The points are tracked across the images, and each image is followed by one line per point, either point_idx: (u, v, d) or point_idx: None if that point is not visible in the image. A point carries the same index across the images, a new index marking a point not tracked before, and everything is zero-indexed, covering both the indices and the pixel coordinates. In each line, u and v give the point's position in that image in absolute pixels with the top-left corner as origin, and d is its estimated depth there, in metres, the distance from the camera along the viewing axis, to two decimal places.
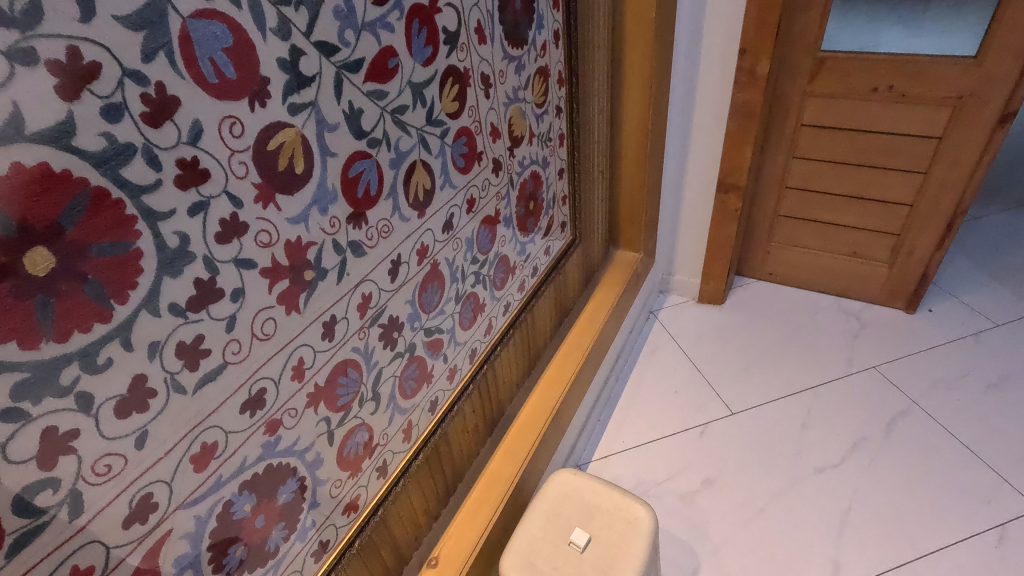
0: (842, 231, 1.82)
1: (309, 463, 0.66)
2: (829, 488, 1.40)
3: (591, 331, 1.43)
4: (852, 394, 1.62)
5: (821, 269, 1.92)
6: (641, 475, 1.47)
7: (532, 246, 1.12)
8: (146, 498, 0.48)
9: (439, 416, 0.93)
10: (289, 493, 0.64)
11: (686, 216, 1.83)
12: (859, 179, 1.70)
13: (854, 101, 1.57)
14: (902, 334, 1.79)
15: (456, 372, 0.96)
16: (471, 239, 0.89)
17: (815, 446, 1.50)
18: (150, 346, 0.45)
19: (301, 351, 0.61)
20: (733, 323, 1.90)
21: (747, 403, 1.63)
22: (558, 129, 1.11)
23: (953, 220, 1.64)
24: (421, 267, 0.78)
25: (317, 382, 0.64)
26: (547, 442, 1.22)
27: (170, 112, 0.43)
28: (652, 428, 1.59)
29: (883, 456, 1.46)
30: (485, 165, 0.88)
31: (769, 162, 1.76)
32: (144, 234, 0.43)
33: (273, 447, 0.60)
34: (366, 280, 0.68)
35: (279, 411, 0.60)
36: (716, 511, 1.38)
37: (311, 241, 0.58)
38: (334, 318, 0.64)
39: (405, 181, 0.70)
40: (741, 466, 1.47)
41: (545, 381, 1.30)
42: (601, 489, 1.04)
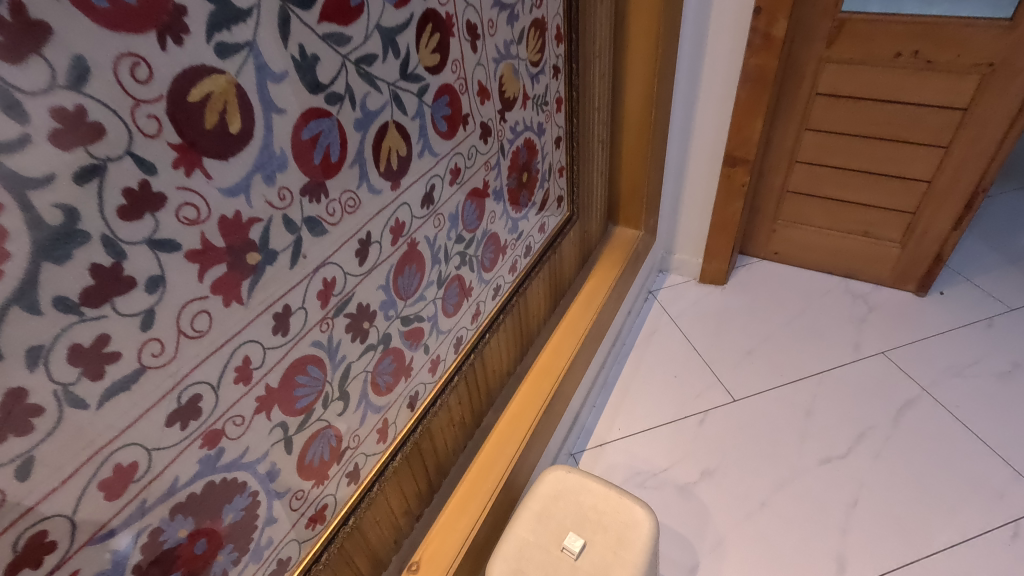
0: (854, 209, 1.72)
1: (263, 476, 0.57)
2: (834, 480, 1.34)
3: (587, 314, 1.34)
4: (859, 381, 1.55)
5: (829, 248, 1.82)
6: (637, 465, 1.40)
7: (525, 223, 1.01)
8: (39, 536, 0.39)
9: (420, 412, 0.83)
10: (238, 512, 0.55)
11: (689, 191, 1.72)
12: (875, 154, 1.59)
13: (875, 69, 1.46)
14: (911, 318, 1.71)
15: (440, 363, 0.86)
16: (456, 215, 0.79)
17: (820, 436, 1.43)
18: (30, 352, 0.35)
19: (247, 349, 0.51)
20: (735, 305, 1.82)
21: (749, 389, 1.55)
22: (555, 92, 0.99)
23: (972, 198, 1.54)
24: (396, 248, 0.68)
25: (269, 383, 0.54)
26: (539, 435, 1.13)
27: (36, 43, 0.32)
28: (649, 415, 1.51)
29: (891, 447, 1.39)
30: (472, 130, 0.77)
31: (779, 134, 1.65)
32: (8, 207, 0.32)
33: (214, 462, 0.51)
34: (328, 263, 0.58)
35: (220, 421, 0.50)
36: (716, 503, 1.32)
37: (254, 217, 0.48)
38: (288, 309, 0.54)
39: (374, 147, 0.60)
40: (742, 456, 1.40)
41: (538, 369, 1.21)
42: (596, 489, 0.97)
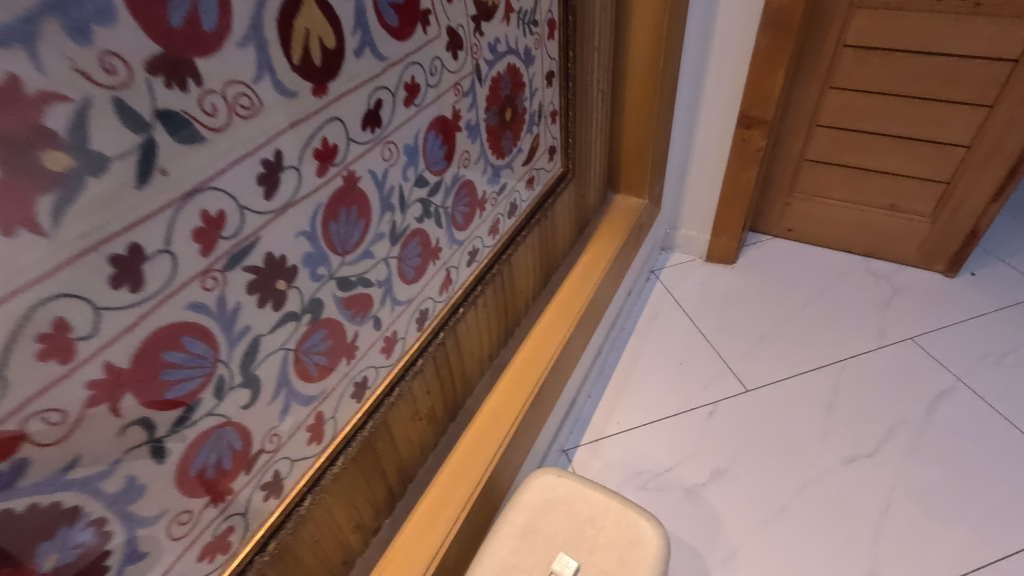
0: (880, 179, 1.55)
1: (113, 497, 0.40)
2: (862, 481, 1.18)
3: (584, 291, 1.16)
4: (886, 369, 1.38)
5: (851, 224, 1.65)
6: (638, 463, 1.24)
7: (509, 174, 0.83)
8: None
9: (371, 404, 0.66)
10: (68, 551, 0.38)
11: (698, 157, 1.54)
12: (908, 116, 1.42)
13: (914, 14, 1.27)
14: (940, 300, 1.55)
15: (398, 343, 0.68)
16: (416, 149, 0.60)
17: (845, 431, 1.26)
18: None
19: (61, 308, 0.33)
20: (746, 286, 1.65)
21: (763, 378, 1.39)
22: (547, 12, 0.81)
23: (1017, 166, 1.37)
24: (326, 182, 0.50)
25: (112, 362, 0.37)
26: (525, 430, 0.96)
27: None
28: (651, 406, 1.35)
29: (925, 444, 1.23)
30: (436, 35, 0.59)
31: (799, 94, 1.47)
32: None
33: (11, 482, 0.33)
34: (210, 189, 0.39)
35: (14, 419, 0.32)
36: (728, 508, 1.15)
37: (52, 93, 0.30)
38: (138, 251, 0.36)
39: (281, 22, 0.41)
40: (757, 454, 1.24)
41: (526, 353, 1.04)
42: (592, 497, 0.80)
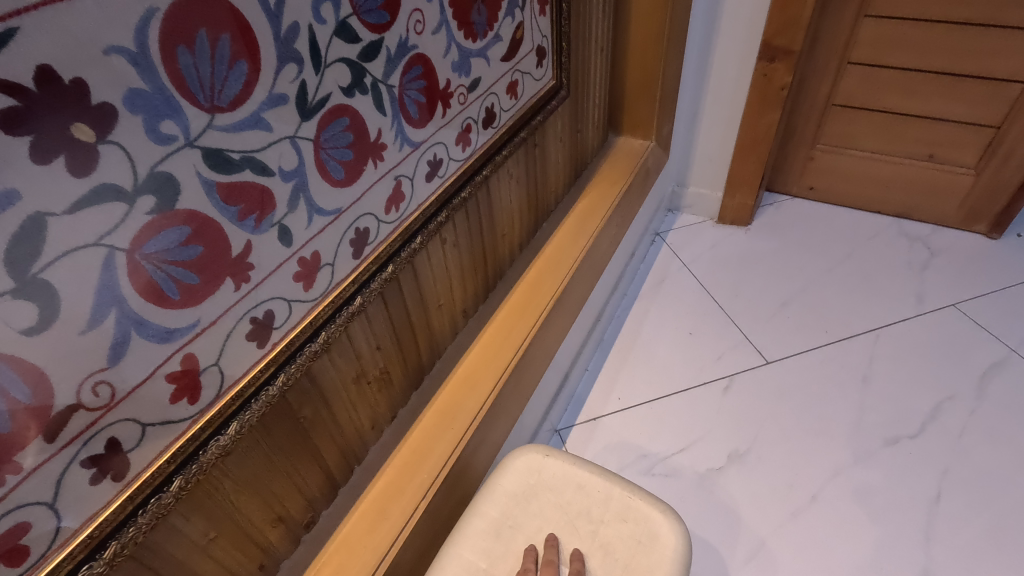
0: (918, 125, 1.36)
1: None
2: (907, 465, 1.00)
3: (579, 240, 0.98)
4: (927, 339, 1.20)
5: (882, 179, 1.47)
6: (643, 445, 1.06)
7: (483, 67, 0.64)
8: None
9: (285, 352, 0.48)
10: None
11: (712, 99, 1.35)
12: (955, 47, 1.23)
13: None
14: (984, 264, 1.37)
15: (323, 270, 0.50)
16: None
17: (884, 408, 1.09)
18: None
19: None
20: (764, 249, 1.46)
21: (786, 349, 1.21)
22: None
23: None
24: None
25: None
26: (508, 400, 0.79)
27: None
28: (659, 381, 1.17)
29: (978, 423, 1.06)
30: None
31: (829, 23, 1.28)
32: None
33: None
34: None
35: None
36: (751, 496, 0.98)
37: None
38: None
39: None
40: (783, 433, 1.06)
41: (510, 309, 0.86)
42: (588, 484, 0.64)
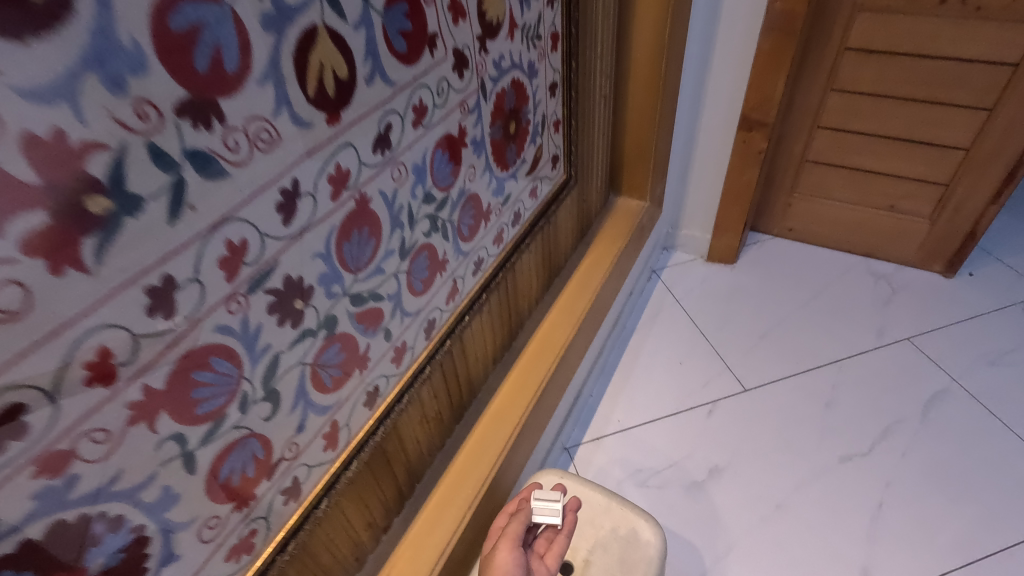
0: (880, 180, 1.56)
1: (149, 504, 0.43)
2: (858, 479, 1.20)
3: (585, 294, 1.18)
4: (884, 369, 1.40)
5: (851, 224, 1.66)
6: (639, 461, 1.27)
7: (513, 184, 0.85)
8: None
9: (382, 410, 0.69)
10: (112, 554, 0.41)
11: (699, 158, 1.56)
12: (908, 118, 1.43)
13: (917, 18, 1.28)
14: (939, 301, 1.56)
15: (406, 352, 0.71)
16: (424, 167, 0.62)
17: (842, 430, 1.29)
18: None
19: (104, 337, 0.36)
20: (746, 285, 1.67)
21: (762, 377, 1.41)
22: (551, 24, 0.82)
23: (1016, 169, 1.38)
24: (341, 204, 0.52)
25: (147, 383, 0.40)
26: (529, 430, 1.00)
27: None
28: (653, 405, 1.37)
29: (921, 443, 1.25)
30: (443, 57, 0.60)
31: (802, 94, 1.48)
32: None
33: (63, 496, 0.36)
34: (234, 219, 0.42)
35: (66, 439, 0.36)
36: (728, 504, 1.18)
37: (94, 144, 0.32)
38: (171, 281, 0.39)
39: (298, 60, 0.43)
40: (755, 452, 1.26)
41: (530, 355, 1.07)
42: (594, 498, 0.84)
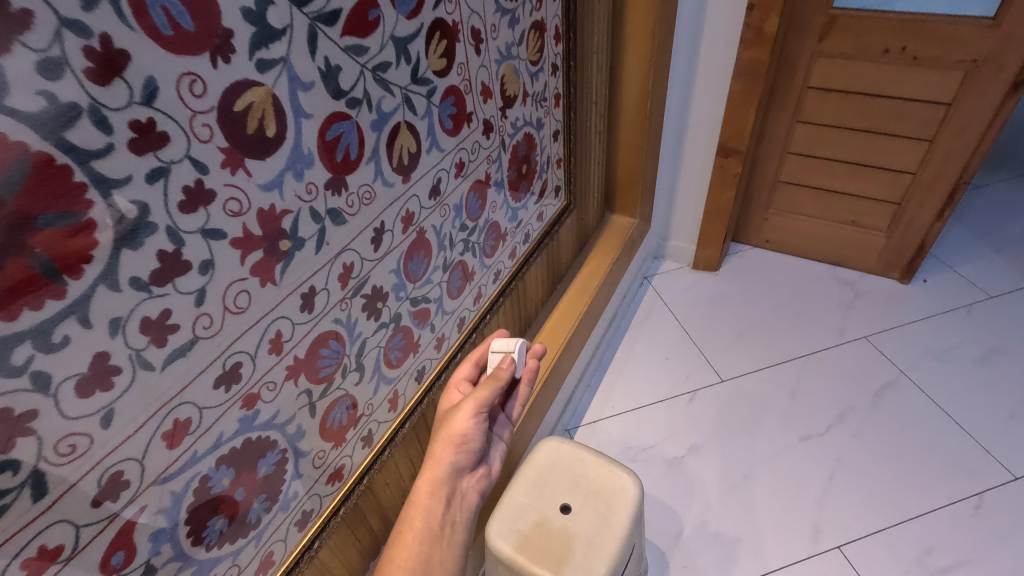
0: (843, 199, 1.78)
1: (290, 435, 0.65)
2: (814, 456, 1.42)
3: (583, 297, 1.41)
4: (842, 363, 1.62)
5: (819, 237, 1.89)
6: (629, 440, 1.49)
7: (524, 212, 1.09)
8: (116, 476, 0.47)
9: (426, 385, 0.91)
10: (269, 466, 0.63)
11: (684, 180, 1.78)
12: (863, 146, 1.65)
13: (865, 63, 1.51)
14: (895, 304, 1.78)
15: (444, 341, 0.94)
16: (460, 205, 0.86)
17: (802, 415, 1.50)
18: (111, 322, 0.42)
19: (279, 324, 0.58)
20: (727, 291, 1.88)
21: (737, 370, 1.63)
22: (553, 88, 1.06)
23: (955, 190, 1.60)
24: (407, 235, 0.75)
25: (297, 354, 0.62)
26: (536, 409, 1.22)
27: (120, 68, 0.38)
28: (641, 394, 1.59)
29: (870, 425, 1.47)
30: (476, 127, 0.84)
31: (771, 125, 1.71)
32: (97, 204, 0.39)
33: (251, 422, 0.59)
34: (347, 250, 0.65)
35: (256, 385, 0.58)
36: (703, 476, 1.40)
37: (286, 209, 0.55)
38: (313, 289, 0.62)
39: (388, 145, 0.66)
40: (728, 433, 1.48)
41: (537, 348, 1.29)
42: (588, 458, 1.05)
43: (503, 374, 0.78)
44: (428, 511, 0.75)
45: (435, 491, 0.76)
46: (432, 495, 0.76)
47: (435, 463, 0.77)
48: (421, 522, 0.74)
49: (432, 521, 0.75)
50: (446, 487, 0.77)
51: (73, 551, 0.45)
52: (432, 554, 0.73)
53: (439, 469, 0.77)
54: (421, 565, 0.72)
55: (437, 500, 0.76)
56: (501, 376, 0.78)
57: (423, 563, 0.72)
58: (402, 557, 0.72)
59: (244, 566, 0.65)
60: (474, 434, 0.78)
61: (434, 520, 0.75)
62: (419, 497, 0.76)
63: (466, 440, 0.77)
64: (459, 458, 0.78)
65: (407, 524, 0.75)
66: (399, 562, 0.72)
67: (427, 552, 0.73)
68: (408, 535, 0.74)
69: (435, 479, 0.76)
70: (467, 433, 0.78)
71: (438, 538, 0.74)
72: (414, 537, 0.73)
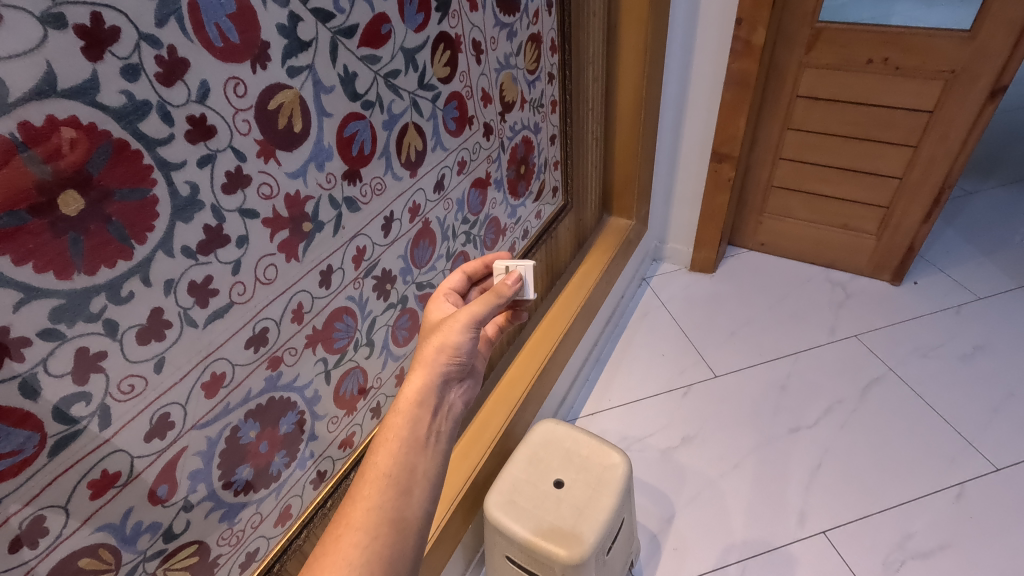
0: (833, 203, 1.85)
1: (308, 398, 0.74)
2: (802, 446, 1.48)
3: (580, 293, 1.49)
4: (832, 360, 1.68)
5: (811, 240, 1.95)
6: (625, 430, 1.56)
7: (523, 209, 1.17)
8: (164, 417, 0.55)
9: None
10: (289, 424, 0.72)
11: (679, 185, 1.86)
12: (851, 152, 1.73)
13: (850, 73, 1.59)
14: (886, 304, 1.84)
15: None
16: (462, 200, 0.95)
17: (792, 408, 1.57)
18: (166, 283, 0.51)
19: (300, 296, 0.67)
20: (722, 291, 1.95)
21: (731, 366, 1.70)
22: (550, 95, 1.14)
23: (940, 194, 1.67)
24: (413, 225, 0.84)
25: (315, 325, 0.71)
26: (535, 395, 1.29)
27: (180, 72, 0.47)
28: (638, 388, 1.66)
29: (857, 418, 1.53)
30: (477, 129, 0.93)
31: (763, 132, 1.78)
32: (159, 182, 0.48)
33: (275, 382, 0.67)
34: (361, 234, 0.73)
35: (280, 349, 0.66)
36: (695, 464, 1.46)
37: (309, 195, 0.63)
38: (330, 268, 0.70)
39: (397, 143, 0.75)
40: (720, 424, 1.55)
41: (535, 340, 1.37)
42: (581, 438, 1.14)
43: (507, 289, 0.72)
44: (412, 417, 0.61)
45: (422, 401, 0.62)
46: (417, 404, 0.62)
47: (421, 369, 0.64)
48: (405, 429, 0.60)
49: (418, 428, 0.61)
50: (435, 396, 0.64)
51: (127, 479, 0.53)
52: (416, 462, 0.59)
53: (428, 377, 0.64)
54: (403, 472, 0.58)
55: (425, 408, 0.62)
56: (505, 290, 0.71)
57: (407, 471, 0.58)
58: (383, 465, 0.57)
59: (266, 514, 0.73)
60: (468, 346, 0.67)
61: (419, 429, 0.61)
62: (403, 404, 0.62)
63: (459, 351, 0.66)
64: (450, 367, 0.66)
65: (387, 430, 0.60)
66: (380, 470, 0.57)
67: (410, 459, 0.59)
68: (388, 443, 0.59)
69: (423, 386, 0.63)
70: (462, 342, 0.67)
71: (422, 447, 0.60)
72: (394, 443, 0.59)
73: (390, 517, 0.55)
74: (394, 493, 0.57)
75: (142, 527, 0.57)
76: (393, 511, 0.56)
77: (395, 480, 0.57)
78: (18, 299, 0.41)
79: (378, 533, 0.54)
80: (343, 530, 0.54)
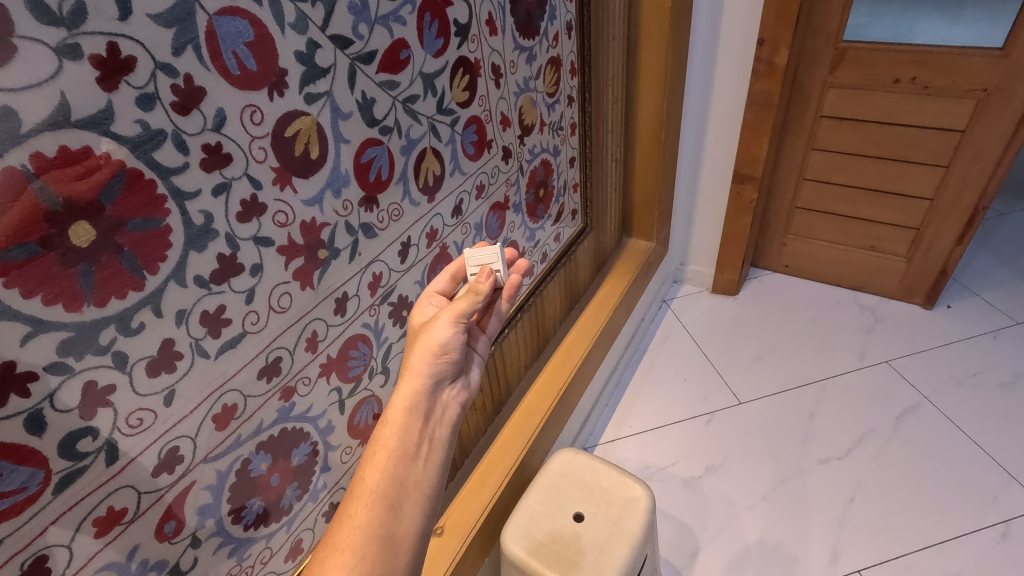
0: (860, 224, 1.80)
1: (321, 429, 0.72)
2: (832, 478, 1.41)
3: (599, 317, 1.46)
4: (864, 388, 1.61)
5: (838, 262, 1.90)
6: (647, 459, 1.51)
7: (542, 232, 1.16)
8: (173, 450, 0.53)
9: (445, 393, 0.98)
10: (302, 455, 0.70)
11: (702, 206, 1.83)
12: (878, 172, 1.68)
13: (876, 93, 1.55)
14: (918, 328, 1.77)
15: None
16: (481, 223, 0.93)
17: (823, 438, 1.50)
18: (178, 314, 0.50)
19: (314, 325, 0.65)
20: (746, 314, 1.90)
21: (756, 393, 1.64)
22: (569, 118, 1.14)
23: (975, 214, 1.61)
24: (430, 250, 0.82)
25: (330, 353, 0.69)
26: (553, 422, 1.26)
27: (196, 101, 0.47)
28: (660, 414, 1.62)
29: (891, 449, 1.46)
30: (496, 153, 0.92)
31: (787, 153, 1.75)
32: (173, 212, 0.47)
33: (288, 412, 0.66)
34: (377, 260, 0.72)
35: (294, 378, 0.65)
36: (720, 495, 1.41)
37: (325, 222, 0.62)
38: (346, 295, 0.69)
39: (415, 167, 0.74)
40: (747, 453, 1.49)
41: (554, 365, 1.34)
42: (601, 469, 1.10)
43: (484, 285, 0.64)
44: (403, 426, 0.58)
45: (412, 408, 0.59)
46: (407, 413, 0.59)
47: (411, 376, 0.61)
48: (395, 440, 0.57)
49: (409, 439, 0.58)
50: (425, 402, 0.61)
51: (134, 515, 0.52)
52: (407, 473, 0.56)
53: (418, 383, 0.61)
54: (391, 486, 0.55)
55: (415, 416, 0.59)
56: (483, 288, 0.64)
57: (397, 484, 0.55)
58: (371, 480, 0.55)
59: (276, 549, 0.71)
60: (457, 341, 0.63)
61: (410, 439, 0.58)
62: (393, 414, 0.59)
63: (447, 348, 0.62)
64: (441, 369, 0.62)
65: (375, 442, 0.57)
66: (368, 484, 0.55)
67: (399, 472, 0.56)
68: (377, 456, 0.56)
69: (413, 394, 0.60)
70: (449, 340, 0.62)
71: (413, 456, 0.57)
72: (383, 455, 0.56)
73: (378, 534, 0.53)
74: (382, 508, 0.54)
75: (147, 565, 0.54)
76: (382, 529, 0.53)
77: (383, 495, 0.54)
78: (25, 333, 0.40)
79: (365, 552, 0.52)
80: (330, 552, 0.52)
